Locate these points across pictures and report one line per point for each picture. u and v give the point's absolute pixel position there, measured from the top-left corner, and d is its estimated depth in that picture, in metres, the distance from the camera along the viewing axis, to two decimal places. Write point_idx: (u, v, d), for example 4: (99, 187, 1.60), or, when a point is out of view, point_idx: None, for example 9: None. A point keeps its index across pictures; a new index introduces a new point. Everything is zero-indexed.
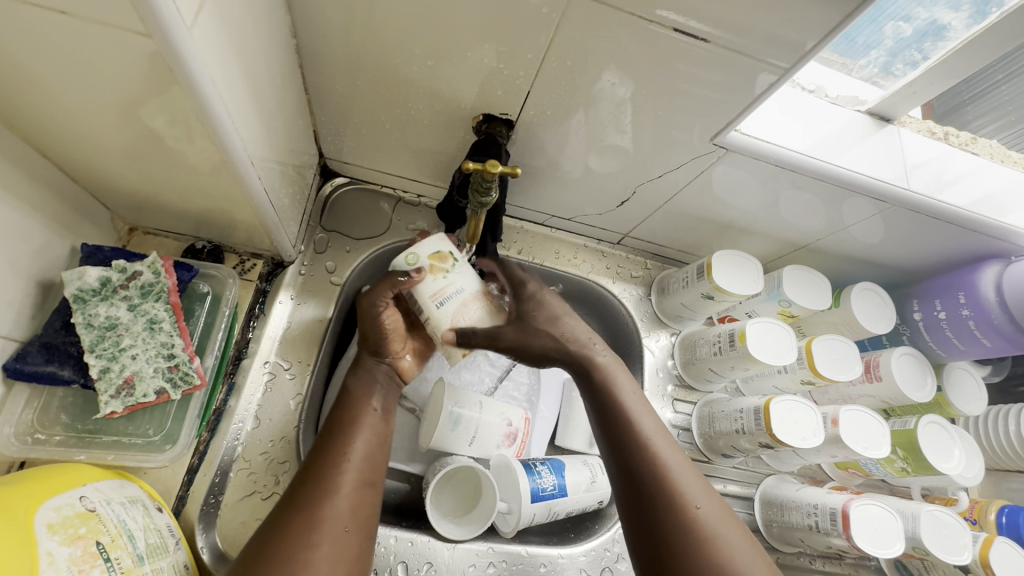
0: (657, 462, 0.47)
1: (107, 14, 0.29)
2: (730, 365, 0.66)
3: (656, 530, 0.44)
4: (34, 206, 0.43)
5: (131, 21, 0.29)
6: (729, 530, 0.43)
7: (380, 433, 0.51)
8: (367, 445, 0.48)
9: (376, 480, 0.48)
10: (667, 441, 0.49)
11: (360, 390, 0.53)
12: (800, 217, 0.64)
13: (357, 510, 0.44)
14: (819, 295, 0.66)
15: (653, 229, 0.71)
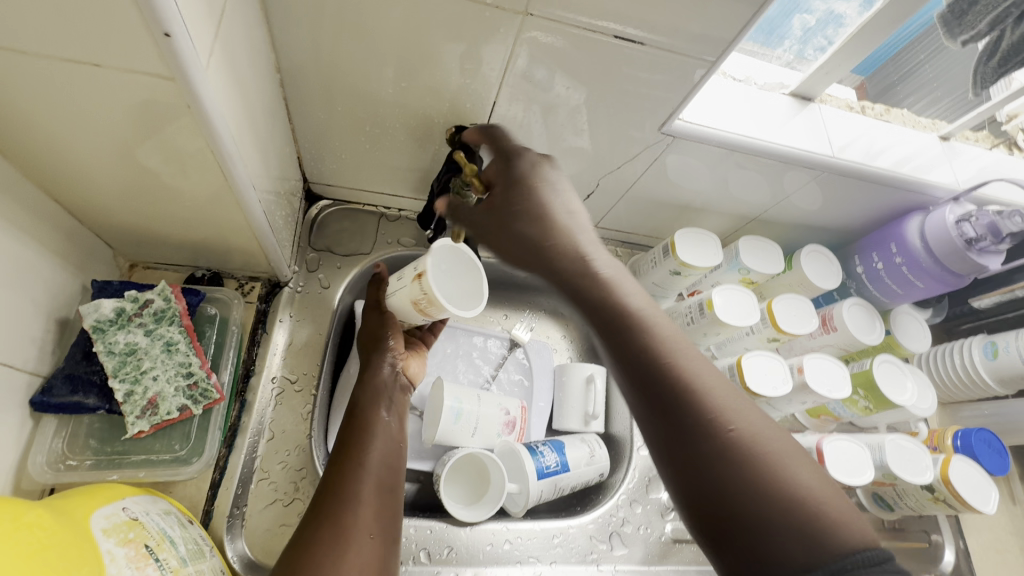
0: (689, 372, 0.42)
1: (131, 60, 0.33)
2: (702, 333, 0.72)
3: (699, 450, 0.38)
4: (47, 246, 0.46)
5: (155, 65, 0.33)
6: (769, 429, 0.39)
7: (393, 444, 0.56)
8: (382, 460, 0.53)
9: (394, 492, 0.52)
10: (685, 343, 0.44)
11: (378, 401, 0.58)
12: (747, 192, 0.71)
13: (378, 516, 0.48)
14: (772, 260, 0.73)
15: (619, 218, 0.77)
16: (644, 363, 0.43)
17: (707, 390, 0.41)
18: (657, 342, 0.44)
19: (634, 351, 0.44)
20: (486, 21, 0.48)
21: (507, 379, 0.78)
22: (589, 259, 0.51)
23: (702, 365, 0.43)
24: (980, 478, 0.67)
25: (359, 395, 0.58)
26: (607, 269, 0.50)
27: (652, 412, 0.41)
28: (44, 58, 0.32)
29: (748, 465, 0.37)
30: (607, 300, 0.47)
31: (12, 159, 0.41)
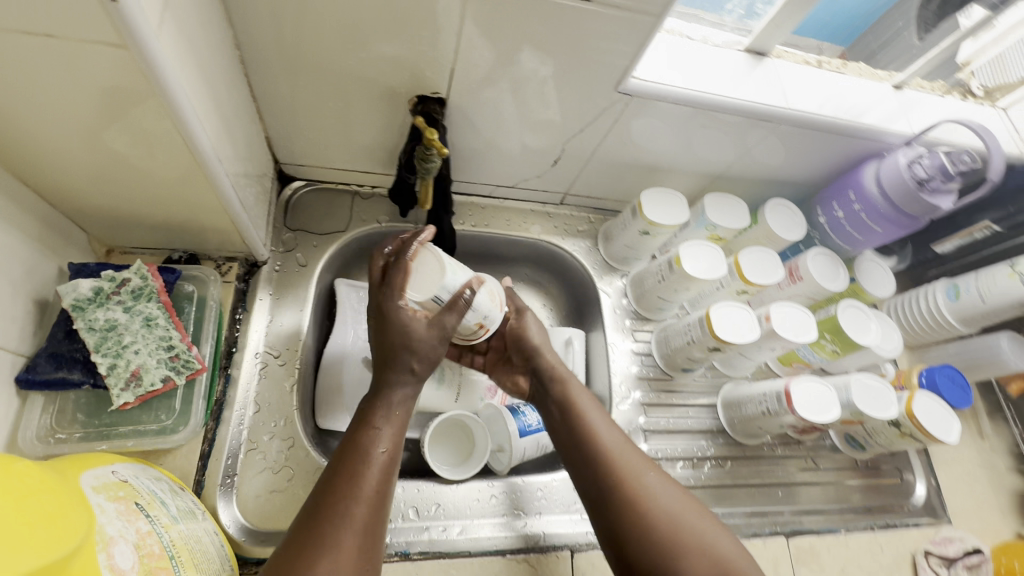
0: (620, 464, 0.54)
1: (83, 29, 0.34)
2: (673, 289, 0.74)
3: (621, 529, 0.50)
4: (22, 230, 0.47)
5: (107, 32, 0.34)
6: (680, 507, 0.51)
7: (395, 455, 0.50)
8: (382, 475, 0.48)
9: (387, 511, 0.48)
10: (618, 437, 0.57)
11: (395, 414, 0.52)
12: (709, 149, 0.73)
13: (370, 540, 0.44)
14: (738, 215, 0.75)
15: (587, 183, 0.79)
16: (587, 456, 0.55)
17: (636, 479, 0.53)
18: (593, 434, 0.56)
19: (574, 442, 0.57)
20: None
21: None
22: (545, 355, 0.65)
23: (631, 456, 0.55)
24: (943, 410, 0.70)
25: (364, 419, 0.51)
26: (559, 366, 0.64)
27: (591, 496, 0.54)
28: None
29: (657, 541, 0.49)
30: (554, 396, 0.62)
31: None
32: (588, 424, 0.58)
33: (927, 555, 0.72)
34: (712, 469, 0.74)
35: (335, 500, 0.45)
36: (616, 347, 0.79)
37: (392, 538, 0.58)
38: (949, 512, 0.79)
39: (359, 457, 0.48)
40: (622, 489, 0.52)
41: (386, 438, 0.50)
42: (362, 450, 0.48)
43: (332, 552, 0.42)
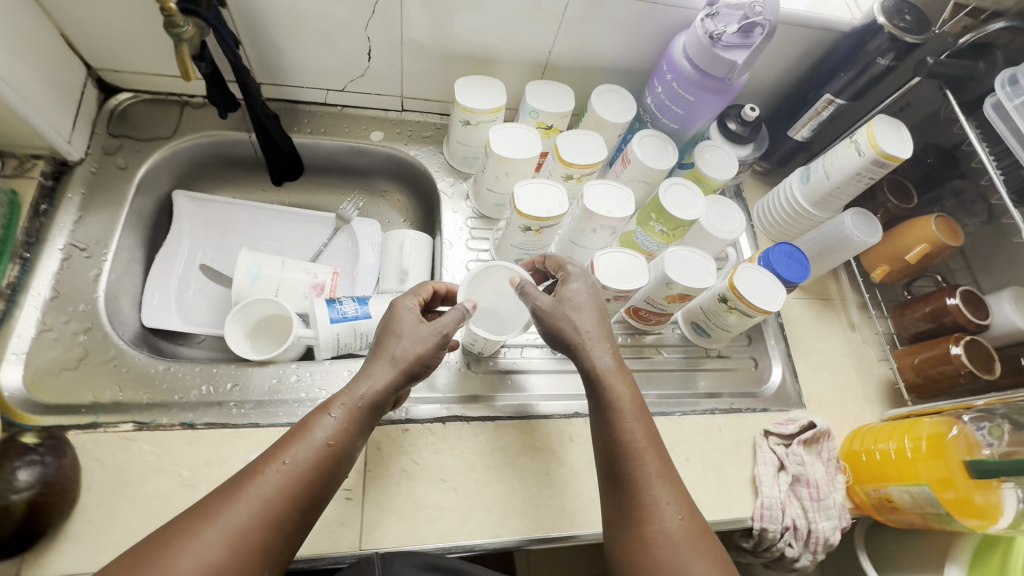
0: (653, 501, 0.48)
1: None
2: (495, 177, 0.73)
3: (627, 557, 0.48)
4: None
5: None
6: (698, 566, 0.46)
7: (338, 452, 0.46)
8: (311, 470, 0.45)
9: (309, 517, 0.45)
10: (662, 477, 0.50)
11: (357, 405, 0.48)
12: (524, 31, 0.72)
13: (278, 536, 0.42)
14: (562, 101, 0.74)
15: (418, 82, 0.79)
16: (621, 483, 0.50)
17: (661, 525, 0.47)
18: (634, 459, 0.50)
19: (613, 460, 0.51)
20: None
21: (335, 252, 0.82)
22: (589, 353, 0.54)
23: (669, 502, 0.48)
24: (770, 281, 0.68)
25: (326, 402, 0.49)
26: (602, 367, 0.54)
27: (614, 521, 0.50)
28: None
29: None
30: (600, 400, 0.53)
31: None
32: (632, 451, 0.50)
33: (766, 436, 0.71)
34: (546, 357, 0.73)
35: (243, 480, 0.43)
36: (455, 247, 0.78)
37: (178, 412, 0.59)
38: (802, 398, 0.77)
39: (300, 440, 0.45)
40: (641, 533, 0.48)
41: (337, 428, 0.47)
42: (302, 437, 0.46)
43: (225, 534, 0.40)
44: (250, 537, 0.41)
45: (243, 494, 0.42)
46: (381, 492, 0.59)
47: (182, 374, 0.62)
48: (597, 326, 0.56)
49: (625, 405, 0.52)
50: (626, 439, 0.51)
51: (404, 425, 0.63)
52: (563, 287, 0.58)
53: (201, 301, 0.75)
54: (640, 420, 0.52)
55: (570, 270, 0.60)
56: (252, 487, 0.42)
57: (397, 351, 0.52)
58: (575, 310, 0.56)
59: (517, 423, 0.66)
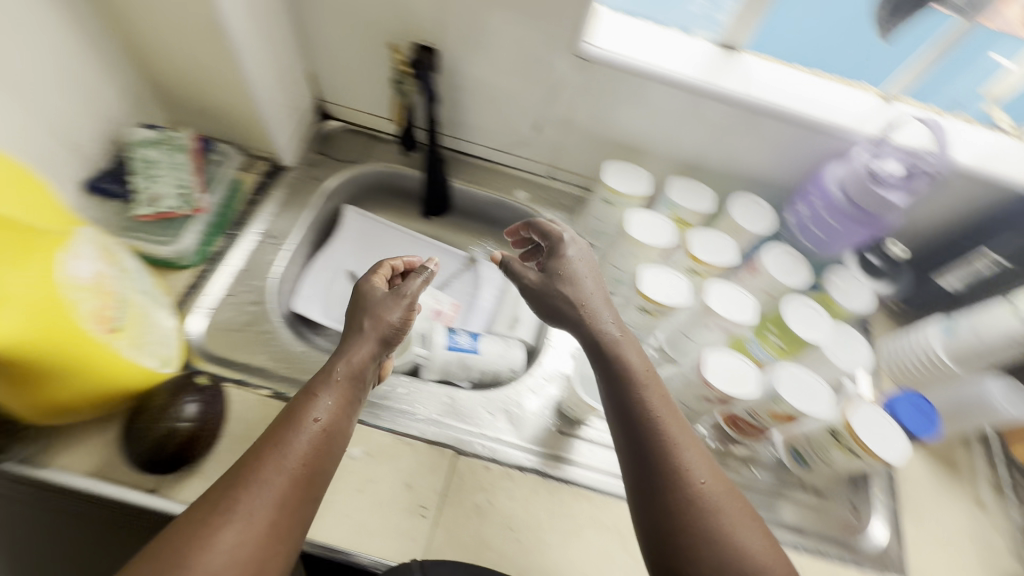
0: (680, 461, 0.49)
1: None
2: (622, 254, 0.77)
3: (664, 527, 0.47)
4: (119, 88, 0.67)
5: None
6: (732, 512, 0.47)
7: (332, 429, 0.51)
8: (310, 450, 0.48)
9: (316, 492, 0.49)
10: (684, 434, 0.51)
11: (343, 380, 0.54)
12: (680, 133, 0.78)
13: (291, 512, 0.46)
14: (701, 200, 0.78)
15: (571, 157, 0.87)
16: (646, 450, 0.50)
17: (693, 480, 0.48)
18: (654, 426, 0.51)
19: (631, 435, 0.51)
20: None
21: (457, 288, 0.90)
22: (597, 327, 0.59)
23: (695, 457, 0.50)
24: (890, 427, 0.64)
25: (322, 374, 0.54)
26: (614, 338, 0.58)
27: (643, 499, 0.49)
28: None
29: (703, 540, 0.46)
30: (611, 370, 0.55)
31: (114, 22, 0.64)
32: (650, 414, 0.52)
33: None
34: None
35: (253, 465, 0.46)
36: None
37: None
38: (906, 567, 0.69)
39: (292, 424, 0.49)
40: (677, 496, 0.47)
41: (327, 409, 0.51)
42: (298, 418, 0.50)
43: (241, 521, 0.43)
44: (267, 517, 0.44)
45: (258, 479, 0.45)
46: (452, 521, 0.61)
47: (316, 360, 0.71)
48: (587, 289, 0.62)
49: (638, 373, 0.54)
50: (643, 406, 0.52)
51: (486, 463, 0.66)
52: (552, 252, 0.66)
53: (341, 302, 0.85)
54: (654, 387, 0.54)
55: (558, 240, 0.66)
56: (259, 470, 0.46)
57: (377, 324, 0.59)
58: (570, 283, 0.63)
59: (588, 494, 0.66)
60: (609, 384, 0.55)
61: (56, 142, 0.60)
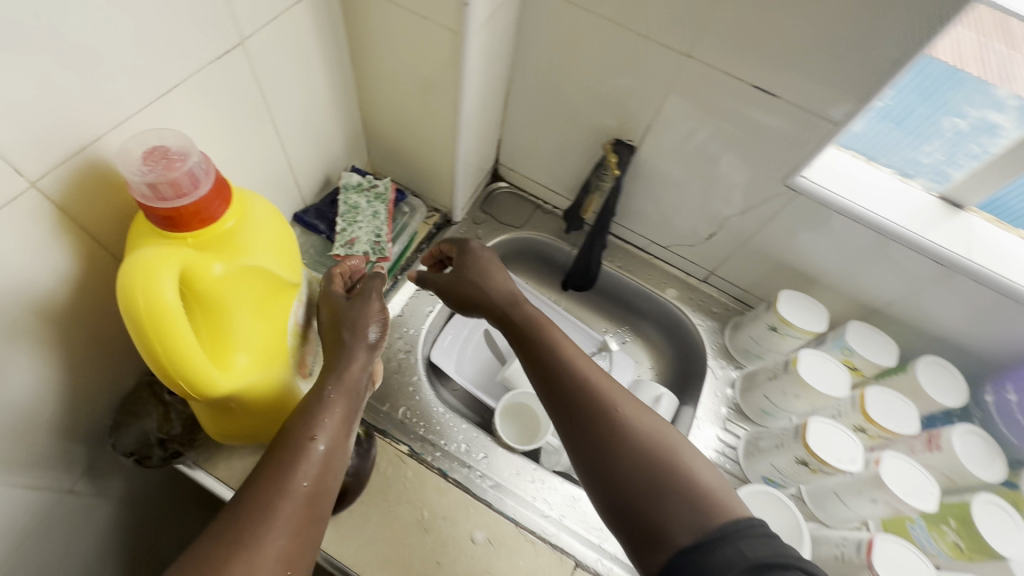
0: (600, 402, 0.49)
1: (441, 17, 0.54)
2: (783, 391, 0.73)
3: (618, 476, 0.46)
4: (344, 133, 0.73)
5: (450, 21, 0.54)
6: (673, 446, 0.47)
7: (335, 450, 0.45)
8: (314, 473, 0.42)
9: (324, 517, 0.42)
10: (606, 378, 0.52)
11: (338, 394, 0.48)
12: (872, 278, 0.73)
13: (301, 540, 0.39)
14: (882, 352, 0.72)
15: (736, 270, 0.84)
16: (584, 402, 0.50)
17: (617, 418, 0.48)
18: (565, 367, 0.52)
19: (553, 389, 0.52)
20: (659, 49, 0.63)
21: None
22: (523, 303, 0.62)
23: (622, 398, 0.50)
24: None
25: (312, 391, 0.48)
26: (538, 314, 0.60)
27: (575, 444, 0.49)
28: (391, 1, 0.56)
29: (657, 475, 0.45)
30: (526, 337, 0.57)
31: (359, 80, 0.69)
32: (561, 360, 0.53)
33: None
34: None
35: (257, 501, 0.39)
36: (702, 426, 0.79)
37: (440, 456, 0.68)
38: None
39: (290, 447, 0.43)
40: (604, 419, 0.49)
41: (326, 428, 0.45)
42: (295, 441, 0.43)
43: (246, 559, 0.36)
44: (278, 547, 0.37)
45: (263, 516, 0.38)
46: None
47: (451, 425, 0.71)
48: (496, 273, 0.66)
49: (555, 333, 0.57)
50: (558, 358, 0.54)
51: None
52: (473, 258, 0.69)
53: (473, 360, 0.86)
54: (569, 345, 0.55)
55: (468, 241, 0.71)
56: (265, 503, 0.39)
57: (358, 332, 0.54)
58: (479, 275, 0.66)
59: None
60: (524, 347, 0.57)
61: (289, 178, 0.66)
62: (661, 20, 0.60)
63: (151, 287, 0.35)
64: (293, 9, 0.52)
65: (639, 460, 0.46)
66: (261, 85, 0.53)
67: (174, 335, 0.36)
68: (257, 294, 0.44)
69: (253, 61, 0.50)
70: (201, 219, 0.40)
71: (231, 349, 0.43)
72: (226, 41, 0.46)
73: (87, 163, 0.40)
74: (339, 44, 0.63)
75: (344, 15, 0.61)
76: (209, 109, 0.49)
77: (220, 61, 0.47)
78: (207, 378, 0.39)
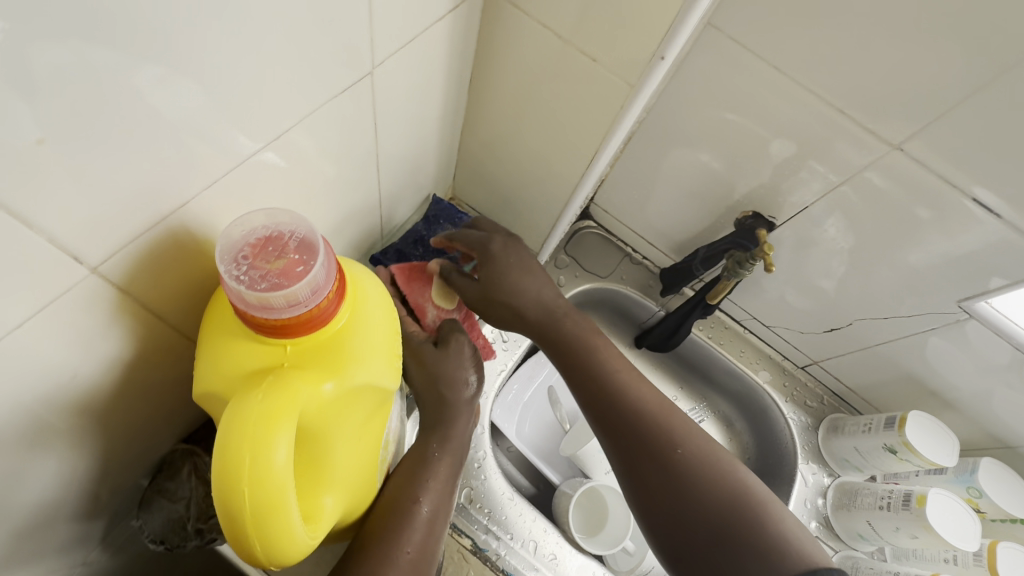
0: (673, 454, 0.47)
1: (621, 66, 0.43)
2: (894, 526, 0.64)
3: (699, 539, 0.44)
4: (439, 159, 0.61)
5: (631, 74, 0.44)
6: (752, 500, 0.45)
7: (438, 514, 0.45)
8: (421, 540, 0.42)
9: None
10: (672, 419, 0.49)
11: (443, 458, 0.47)
12: (1016, 415, 0.64)
13: None
14: (1017, 501, 0.63)
15: (846, 367, 0.74)
16: (657, 453, 0.48)
17: (695, 472, 0.46)
18: (623, 407, 0.50)
19: (604, 424, 0.51)
20: (853, 126, 0.51)
21: None
22: (562, 307, 0.55)
23: (691, 442, 0.48)
24: None
25: (418, 450, 0.47)
26: (585, 329, 0.54)
27: (638, 499, 0.48)
28: (554, 32, 0.44)
29: (733, 535, 0.43)
30: (573, 361, 0.53)
31: (473, 103, 0.57)
32: (627, 402, 0.50)
33: None
34: None
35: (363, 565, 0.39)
36: None
37: (505, 554, 0.59)
38: None
39: (396, 510, 0.43)
40: (666, 470, 0.47)
41: (430, 492, 0.45)
42: (401, 506, 0.43)
43: None
44: None
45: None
46: None
47: (517, 516, 0.61)
48: (530, 280, 0.55)
49: (605, 358, 0.52)
50: (623, 400, 0.50)
51: None
52: (499, 272, 0.54)
53: (534, 422, 0.76)
54: (624, 375, 0.52)
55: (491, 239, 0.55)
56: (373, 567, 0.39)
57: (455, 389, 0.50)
58: (509, 295, 0.54)
59: None
60: (578, 375, 0.52)
61: (374, 214, 0.54)
62: (868, 97, 0.49)
63: (262, 467, 0.25)
64: (433, 28, 0.40)
65: (709, 512, 0.44)
66: (377, 120, 0.42)
67: (280, 528, 0.26)
68: (362, 418, 0.34)
69: (376, 91, 0.39)
70: (308, 325, 0.30)
71: (325, 489, 0.33)
72: (357, 71, 0.35)
73: (169, 235, 0.29)
74: (464, 66, 0.51)
75: (481, 35, 0.49)
76: (315, 154, 0.37)
77: (342, 97, 0.36)
78: (300, 555, 0.29)
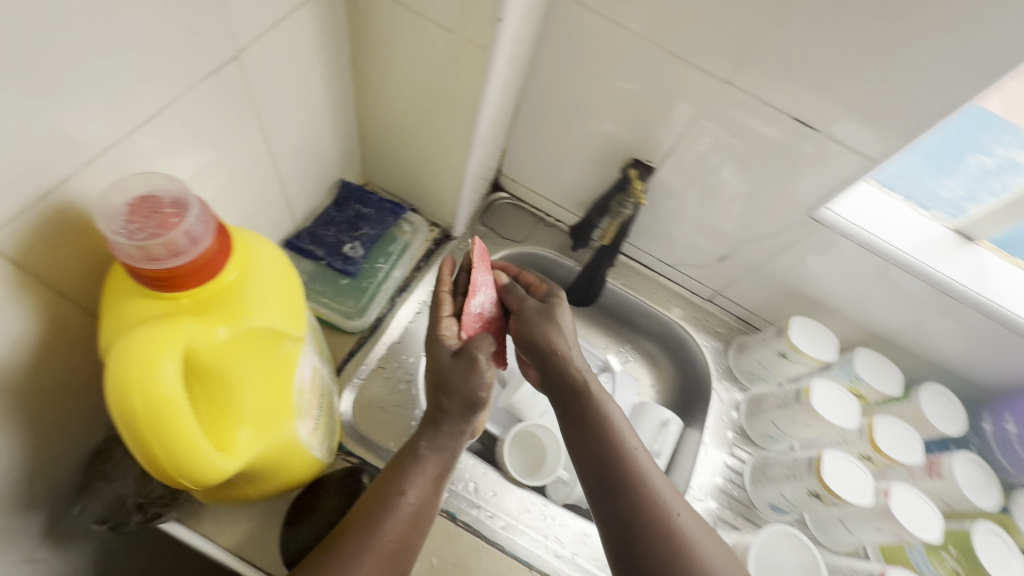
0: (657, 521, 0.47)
1: (469, 32, 0.49)
2: (793, 419, 0.73)
3: None
4: (340, 144, 0.66)
5: (480, 37, 0.49)
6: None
7: (422, 510, 0.48)
8: (402, 528, 0.46)
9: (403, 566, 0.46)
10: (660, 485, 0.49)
11: (431, 459, 0.49)
12: (881, 310, 0.73)
13: None
14: (890, 381, 0.73)
15: (743, 292, 0.83)
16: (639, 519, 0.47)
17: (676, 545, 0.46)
18: (618, 461, 0.49)
19: (594, 472, 0.50)
20: (690, 69, 0.59)
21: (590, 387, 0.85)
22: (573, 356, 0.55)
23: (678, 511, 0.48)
24: None
25: (411, 448, 0.50)
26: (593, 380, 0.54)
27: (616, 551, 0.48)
28: (411, 9, 0.50)
29: None
30: (577, 409, 0.53)
31: (361, 87, 0.62)
32: (624, 461, 0.49)
33: None
34: None
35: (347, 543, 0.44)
36: (709, 452, 0.78)
37: (448, 496, 0.64)
38: None
39: (383, 499, 0.46)
40: (650, 539, 0.46)
41: (420, 489, 0.48)
42: (391, 496, 0.46)
43: None
44: None
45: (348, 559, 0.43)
46: None
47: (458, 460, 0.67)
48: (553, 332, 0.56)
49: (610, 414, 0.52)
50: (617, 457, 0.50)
51: None
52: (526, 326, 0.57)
53: None
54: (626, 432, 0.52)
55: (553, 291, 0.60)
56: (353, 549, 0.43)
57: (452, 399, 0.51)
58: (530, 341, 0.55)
59: None
60: (579, 423, 0.52)
61: (279, 198, 0.58)
62: (695, 41, 0.56)
63: (153, 379, 0.30)
64: (292, 12, 0.45)
65: None
66: (256, 104, 0.46)
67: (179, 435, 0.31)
68: (267, 359, 0.39)
69: (247, 74, 0.43)
70: (198, 275, 0.34)
71: (240, 423, 0.38)
72: (220, 54, 0.39)
73: (56, 213, 0.33)
74: (341, 51, 0.56)
75: (352, 20, 0.54)
76: (196, 135, 0.41)
77: (210, 79, 0.40)
78: (214, 469, 0.34)
